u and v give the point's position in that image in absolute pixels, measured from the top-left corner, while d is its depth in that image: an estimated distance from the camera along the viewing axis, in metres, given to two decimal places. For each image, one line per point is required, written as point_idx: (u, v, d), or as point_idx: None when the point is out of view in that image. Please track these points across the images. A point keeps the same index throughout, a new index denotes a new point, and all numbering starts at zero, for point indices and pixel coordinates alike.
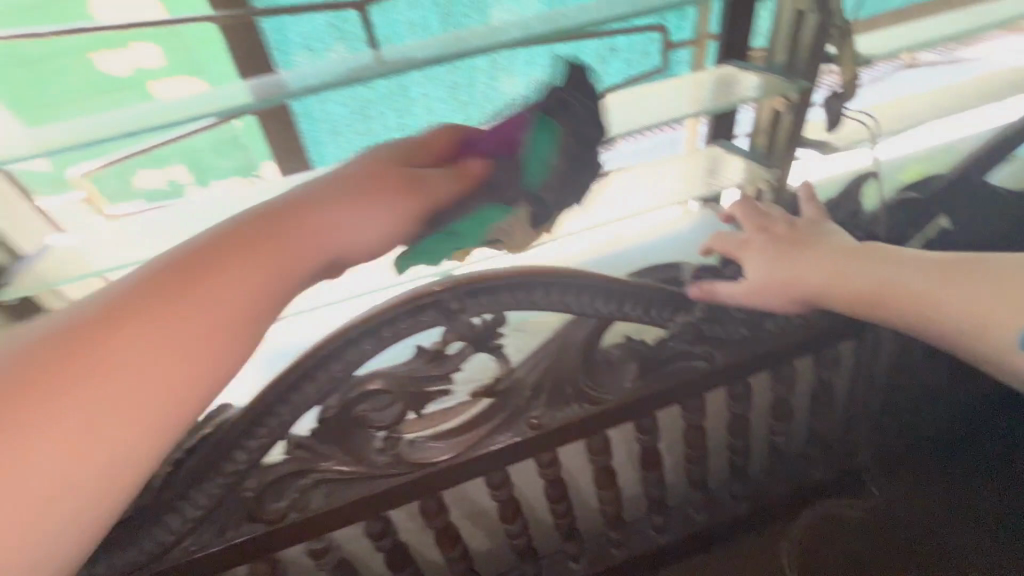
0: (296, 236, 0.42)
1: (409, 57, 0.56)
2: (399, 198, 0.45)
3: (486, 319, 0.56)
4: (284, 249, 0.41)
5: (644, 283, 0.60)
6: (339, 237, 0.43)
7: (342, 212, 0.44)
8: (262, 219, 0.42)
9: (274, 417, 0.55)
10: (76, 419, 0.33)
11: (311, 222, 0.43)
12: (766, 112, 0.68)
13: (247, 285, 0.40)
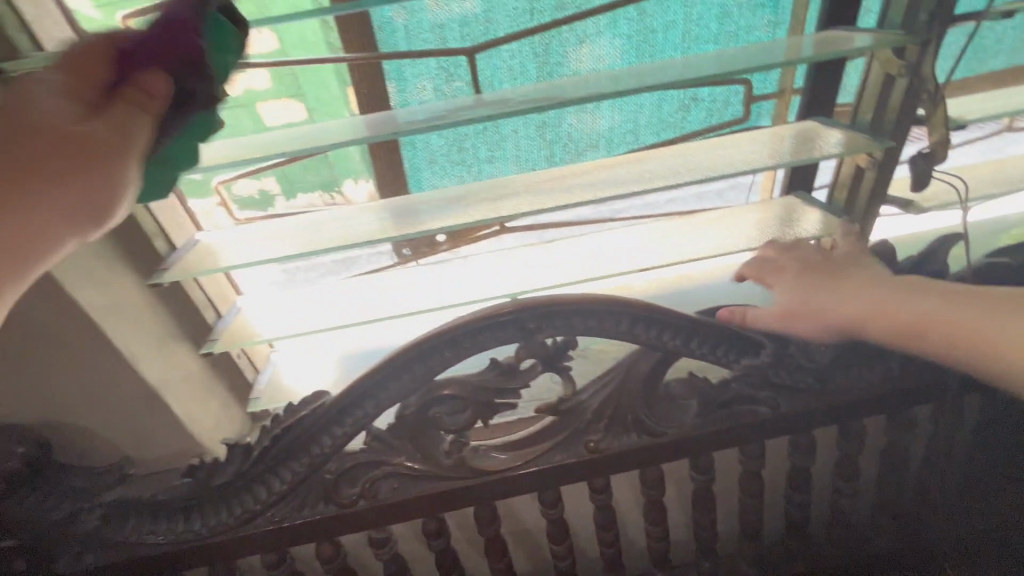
0: (38, 192, 0.35)
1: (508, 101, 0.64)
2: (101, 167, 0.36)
3: (557, 340, 0.60)
4: (104, 169, 0.36)
5: (713, 321, 0.62)
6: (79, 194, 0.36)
7: (48, 184, 0.35)
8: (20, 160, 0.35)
9: (360, 409, 0.61)
10: None
11: (99, 143, 0.36)
12: (848, 169, 0.70)
13: (51, 199, 0.36)
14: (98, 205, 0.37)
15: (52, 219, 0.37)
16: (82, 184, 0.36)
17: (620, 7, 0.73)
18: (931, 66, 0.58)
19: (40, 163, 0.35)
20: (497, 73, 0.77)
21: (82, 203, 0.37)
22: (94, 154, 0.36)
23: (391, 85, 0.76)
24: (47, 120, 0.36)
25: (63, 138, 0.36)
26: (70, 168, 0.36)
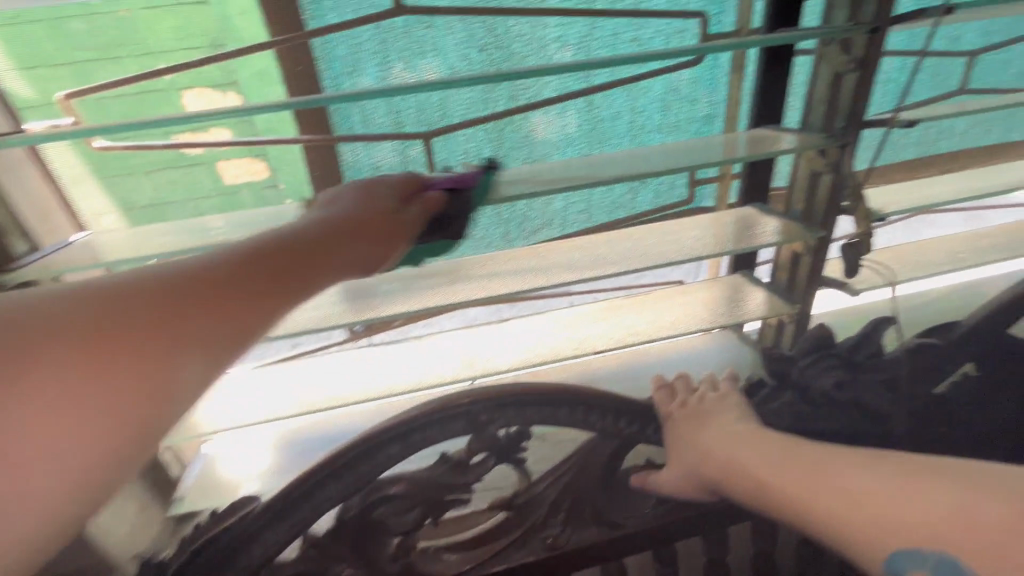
0: (314, 270, 0.46)
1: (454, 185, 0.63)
2: (374, 246, 0.52)
3: (511, 431, 0.58)
4: (398, 238, 0.54)
5: (668, 408, 0.62)
6: (317, 280, 0.46)
7: (341, 252, 0.49)
8: (304, 236, 0.47)
9: (295, 515, 0.56)
10: (59, 397, 0.32)
11: (392, 222, 0.54)
12: (785, 254, 0.74)
13: (352, 242, 0.50)
14: (375, 257, 0.52)
15: (350, 254, 0.50)
16: (371, 235, 0.52)
17: (570, 98, 0.78)
18: (851, 164, 0.63)
19: (347, 242, 0.49)
20: (454, 155, 0.79)
21: (369, 255, 0.51)
22: (386, 227, 0.53)
23: (346, 168, 0.75)
24: (376, 198, 0.55)
25: (384, 209, 0.54)
26: (372, 233, 0.52)
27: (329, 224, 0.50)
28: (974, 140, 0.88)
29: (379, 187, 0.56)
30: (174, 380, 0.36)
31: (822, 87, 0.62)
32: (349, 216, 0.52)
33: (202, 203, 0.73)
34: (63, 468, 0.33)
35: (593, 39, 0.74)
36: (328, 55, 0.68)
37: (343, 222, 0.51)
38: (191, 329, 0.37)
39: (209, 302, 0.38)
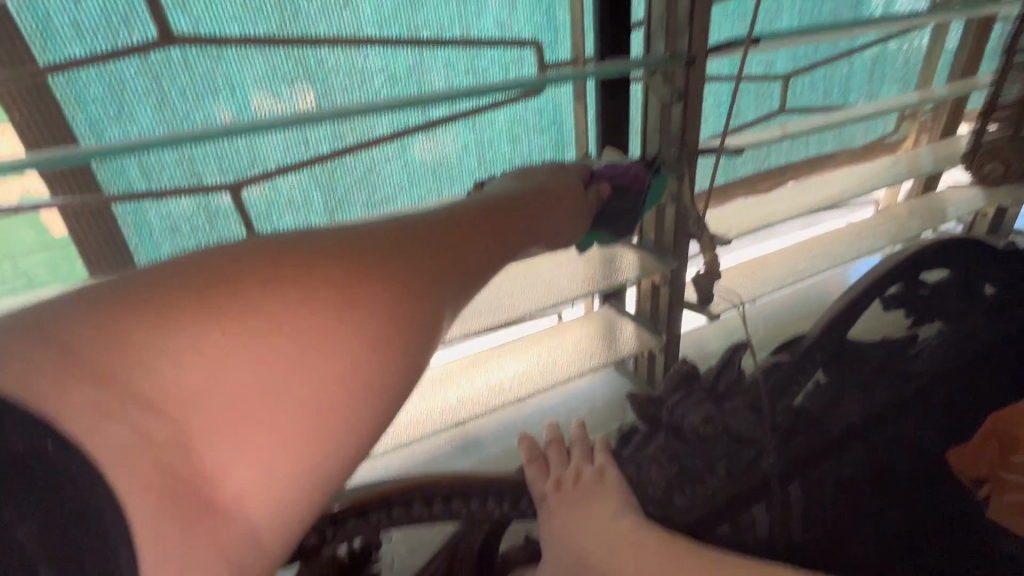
0: (526, 216, 0.56)
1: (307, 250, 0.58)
2: (563, 219, 0.61)
3: (355, 546, 0.48)
4: (577, 220, 0.63)
5: (538, 480, 0.55)
6: (522, 236, 0.57)
7: (537, 216, 0.58)
8: (514, 200, 0.57)
9: None
10: (327, 323, 0.36)
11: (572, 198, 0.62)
12: (646, 286, 0.73)
13: (545, 216, 0.59)
14: (553, 233, 0.62)
15: (541, 224, 0.59)
16: (560, 214, 0.61)
17: (407, 135, 0.70)
18: (691, 194, 0.61)
19: (543, 202, 0.59)
20: (275, 207, 0.67)
21: (550, 226, 0.60)
22: (569, 201, 0.62)
23: (131, 237, 0.62)
24: (565, 177, 0.64)
25: (570, 187, 0.62)
26: (557, 203, 0.61)
27: (525, 195, 0.58)
28: (798, 155, 0.95)
29: (557, 171, 0.64)
30: (434, 322, 0.42)
31: (654, 118, 0.61)
32: (542, 191, 0.60)
33: (25, 262, 0.57)
34: (380, 395, 0.37)
35: (423, 71, 0.67)
36: (76, 98, 0.54)
37: (541, 198, 0.60)
38: (446, 284, 0.44)
39: (451, 257, 0.46)
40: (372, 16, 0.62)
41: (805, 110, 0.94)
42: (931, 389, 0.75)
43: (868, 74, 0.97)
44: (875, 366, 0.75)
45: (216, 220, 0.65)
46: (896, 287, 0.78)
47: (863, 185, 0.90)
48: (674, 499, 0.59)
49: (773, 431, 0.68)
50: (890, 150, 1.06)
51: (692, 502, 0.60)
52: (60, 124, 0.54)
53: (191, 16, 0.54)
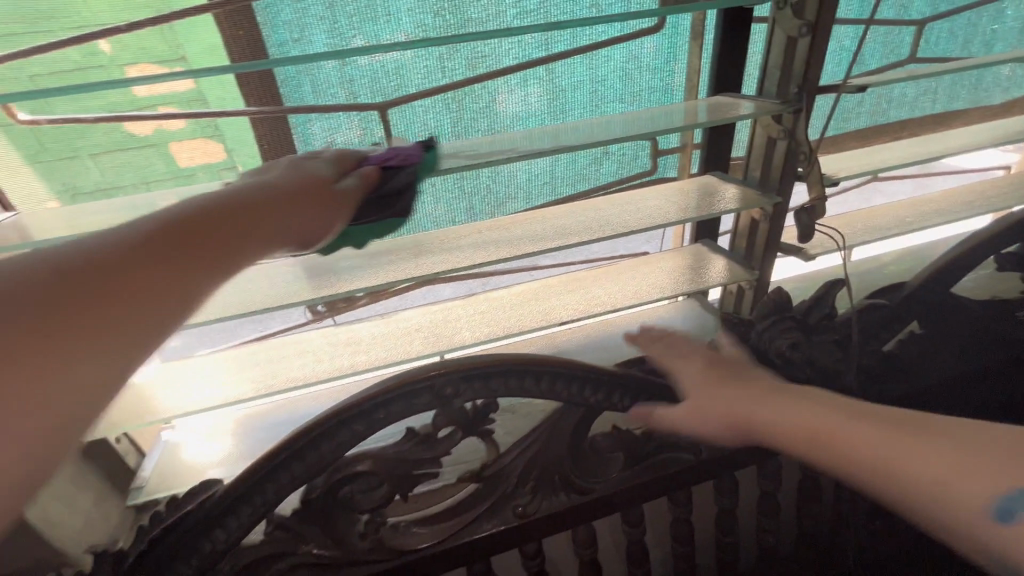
0: (274, 223, 0.46)
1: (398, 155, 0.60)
2: (334, 213, 0.51)
3: (477, 404, 0.58)
4: (341, 211, 0.51)
5: (632, 374, 0.62)
6: (278, 240, 0.47)
7: (288, 216, 0.48)
8: (248, 201, 0.46)
9: (260, 498, 0.55)
10: None
11: (341, 196, 0.51)
12: (745, 221, 0.75)
13: (291, 212, 0.48)
14: (318, 228, 0.50)
15: (287, 225, 0.48)
16: (317, 213, 0.49)
17: (530, 67, 0.75)
18: (805, 130, 0.64)
19: (307, 201, 0.49)
20: (411, 127, 0.76)
21: (310, 222, 0.49)
22: (331, 197, 0.50)
23: (299, 143, 0.74)
24: (310, 169, 0.52)
25: (320, 179, 0.51)
26: (322, 202, 0.50)
27: (252, 193, 0.47)
28: (923, 108, 0.91)
29: (303, 168, 0.52)
30: (85, 369, 0.34)
31: (776, 54, 0.63)
32: (285, 194, 0.48)
33: (157, 187, 0.71)
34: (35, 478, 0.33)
35: (550, 5, 0.72)
36: (272, 20, 0.65)
37: (286, 198, 0.48)
38: (95, 334, 0.35)
39: (104, 292, 0.35)
40: None
41: (937, 59, 0.88)
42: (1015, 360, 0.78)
43: (1018, 22, 0.89)
44: (980, 325, 0.75)
45: (364, 133, 0.75)
46: (1015, 246, 0.76)
47: (996, 139, 0.84)
48: None
49: (860, 375, 0.71)
50: None
51: None
52: (259, 44, 0.66)
53: None
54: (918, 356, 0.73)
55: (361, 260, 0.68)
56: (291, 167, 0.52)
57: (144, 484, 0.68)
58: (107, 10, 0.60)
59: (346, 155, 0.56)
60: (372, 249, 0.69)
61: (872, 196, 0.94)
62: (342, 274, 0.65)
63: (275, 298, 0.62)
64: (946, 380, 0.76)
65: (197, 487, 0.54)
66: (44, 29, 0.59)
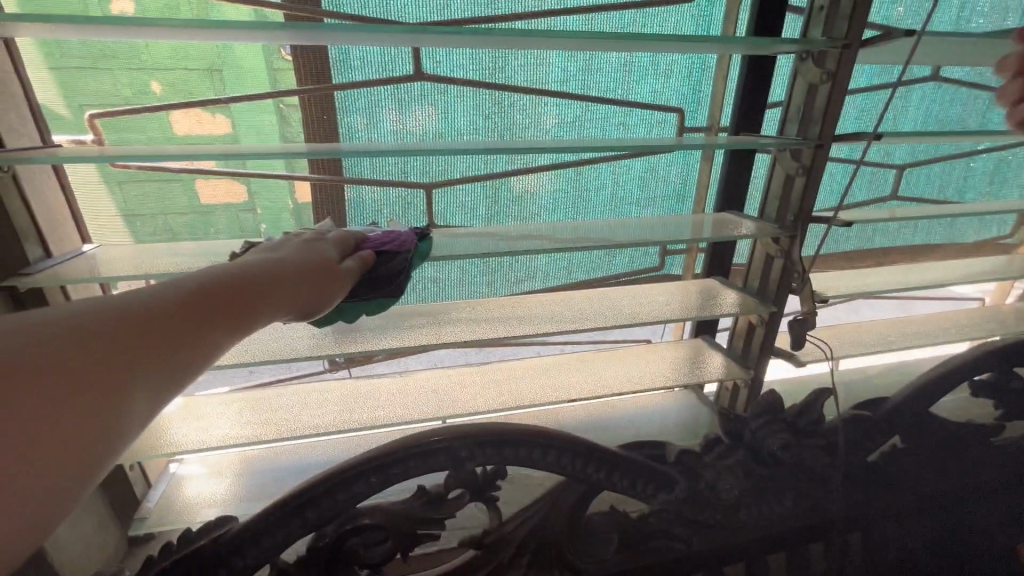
0: (289, 292, 0.48)
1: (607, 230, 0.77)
2: (328, 292, 0.54)
3: (487, 470, 0.62)
4: (333, 289, 0.54)
5: (633, 457, 0.67)
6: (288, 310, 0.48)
7: (299, 290, 0.49)
8: (269, 272, 0.47)
9: (269, 540, 0.56)
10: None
11: (338, 277, 0.55)
12: (743, 324, 0.82)
13: (299, 285, 0.50)
14: (316, 302, 0.52)
15: (293, 295, 0.49)
16: (317, 290, 0.52)
17: (562, 167, 0.85)
18: (799, 252, 0.71)
19: (313, 280, 0.52)
20: (451, 206, 0.85)
21: (311, 296, 0.51)
22: (329, 278, 0.53)
23: (348, 210, 0.81)
24: (317, 251, 0.55)
25: (325, 261, 0.54)
26: (323, 281, 0.53)
27: (273, 266, 0.49)
28: (905, 239, 1.02)
29: (310, 250, 0.55)
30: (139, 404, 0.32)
31: (777, 185, 0.73)
32: (296, 269, 0.51)
33: (171, 219, 0.76)
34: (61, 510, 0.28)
35: (585, 120, 0.83)
36: (347, 107, 0.75)
37: (298, 273, 0.50)
38: (141, 377, 0.32)
39: (147, 339, 0.33)
40: (558, 75, 0.79)
41: (917, 199, 1.00)
42: (991, 485, 0.82)
43: (988, 176, 1.02)
44: (954, 448, 0.80)
45: (407, 207, 0.84)
46: (984, 375, 0.82)
47: (970, 274, 0.94)
48: (739, 513, 0.70)
49: (845, 482, 0.75)
50: (1002, 251, 1.09)
51: (754, 521, 0.71)
52: (332, 127, 0.76)
53: (436, 60, 0.75)
54: (898, 469, 0.77)
55: (393, 319, 0.74)
56: (297, 247, 0.55)
57: (148, 516, 0.69)
58: (212, 84, 0.70)
59: (350, 239, 0.61)
60: (402, 311, 0.75)
61: (858, 313, 1.03)
62: (370, 333, 0.71)
63: (307, 348, 0.67)
64: (929, 494, 0.79)
65: (216, 521, 0.57)
66: (157, 93, 0.70)
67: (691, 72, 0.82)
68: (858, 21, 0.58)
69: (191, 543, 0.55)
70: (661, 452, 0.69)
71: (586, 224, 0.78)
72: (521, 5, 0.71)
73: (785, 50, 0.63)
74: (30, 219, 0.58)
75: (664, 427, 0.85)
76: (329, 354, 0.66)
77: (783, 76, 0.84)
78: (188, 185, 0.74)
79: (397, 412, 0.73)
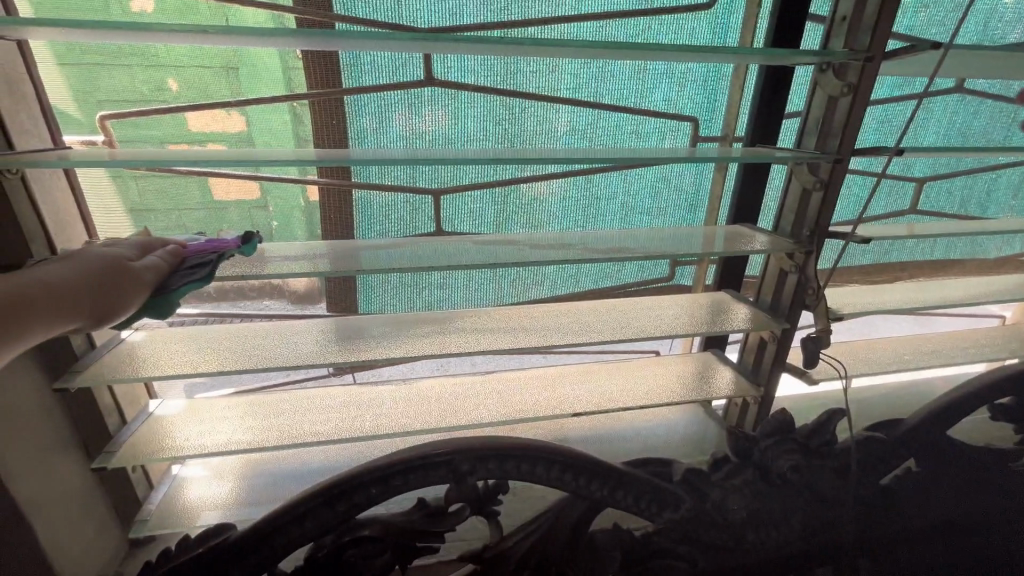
0: (97, 299, 0.47)
1: (617, 240, 0.75)
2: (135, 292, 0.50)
3: (489, 483, 0.61)
4: (131, 291, 0.49)
5: (638, 474, 0.65)
6: (97, 314, 0.47)
7: (110, 295, 0.48)
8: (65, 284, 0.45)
9: (268, 548, 0.56)
10: None
11: (139, 274, 0.51)
12: (754, 338, 0.80)
13: (104, 290, 0.47)
14: (106, 306, 0.47)
15: (67, 306, 0.45)
16: (105, 295, 0.47)
17: (572, 176, 0.84)
18: (814, 268, 0.69)
19: (119, 281, 0.49)
20: (459, 212, 0.84)
21: (99, 302, 0.47)
22: (127, 282, 0.49)
23: (357, 214, 0.81)
24: (107, 253, 0.51)
25: (117, 263, 0.50)
26: (128, 281, 0.49)
27: (52, 276, 0.45)
28: (923, 255, 0.99)
29: (97, 255, 0.50)
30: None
31: (793, 198, 0.71)
32: (75, 278, 0.46)
33: (186, 216, 0.76)
34: None
35: (597, 128, 0.82)
36: (357, 111, 0.75)
37: (79, 283, 0.46)
38: None
39: None
40: (570, 81, 0.78)
41: (937, 214, 0.98)
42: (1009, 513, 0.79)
43: (1012, 192, 0.99)
44: (972, 472, 0.78)
45: (416, 212, 0.83)
46: (1005, 399, 0.80)
47: (992, 292, 0.91)
48: (748, 535, 0.68)
49: (858, 504, 0.72)
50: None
51: (763, 544, 0.69)
52: (342, 132, 0.76)
53: (447, 66, 0.74)
54: (912, 493, 0.75)
55: (402, 326, 0.73)
56: (85, 253, 0.50)
57: (148, 518, 0.68)
58: (224, 83, 0.70)
59: (152, 240, 0.56)
60: (410, 319, 0.75)
61: (873, 329, 1.00)
62: (374, 339, 0.70)
63: (311, 354, 0.67)
64: (944, 519, 0.77)
65: (215, 529, 0.56)
66: (173, 90, 0.70)
67: (707, 81, 0.81)
68: (881, 33, 0.56)
69: (187, 552, 0.54)
70: (667, 469, 0.68)
71: (597, 235, 0.76)
72: (534, 10, 0.70)
73: (805, 61, 0.61)
74: (38, 221, 0.58)
75: (671, 442, 0.84)
76: (332, 362, 0.65)
77: (802, 86, 0.82)
78: (203, 185, 0.74)
79: (400, 420, 0.72)
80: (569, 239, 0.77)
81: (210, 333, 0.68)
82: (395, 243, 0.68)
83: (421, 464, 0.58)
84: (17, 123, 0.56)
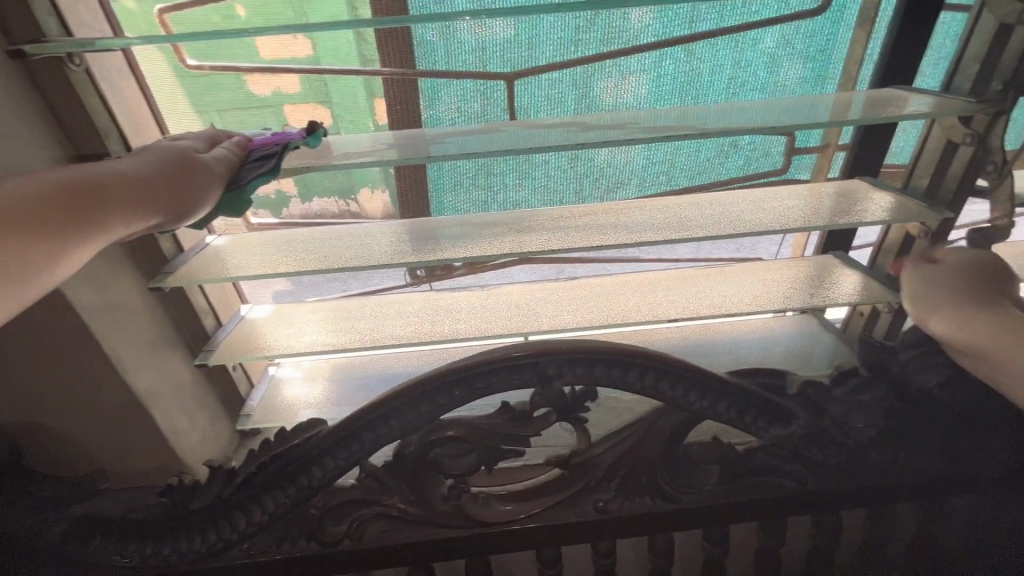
0: (167, 194, 0.44)
1: (727, 117, 0.62)
2: (207, 186, 0.47)
3: (576, 390, 0.57)
4: (204, 185, 0.46)
5: (746, 386, 0.58)
6: (172, 209, 0.45)
7: (181, 188, 0.45)
8: (136, 177, 0.43)
9: (358, 443, 0.56)
10: None
11: (209, 167, 0.47)
12: (898, 234, 0.68)
13: (175, 182, 0.44)
14: (182, 201, 0.45)
15: (143, 201, 0.43)
16: (179, 187, 0.45)
17: (670, 46, 0.67)
18: (1001, 137, 0.55)
19: (186, 172, 0.45)
20: (535, 99, 0.70)
21: (173, 197, 0.44)
22: (196, 170, 0.46)
23: (424, 102, 0.68)
24: (178, 144, 0.48)
25: (187, 154, 0.47)
26: (198, 174, 0.46)
27: (126, 167, 0.43)
28: None
29: (167, 145, 0.47)
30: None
31: (979, 43, 0.54)
32: (147, 169, 0.44)
33: None
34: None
35: None
36: None
37: (151, 171, 0.44)
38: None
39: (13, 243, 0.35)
40: None
41: None
42: None
43: None
44: None
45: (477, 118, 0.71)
46: None
47: None
48: (871, 455, 0.60)
49: None
50: None
51: (887, 465, 0.61)
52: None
53: None
54: None
55: (476, 229, 0.67)
56: (158, 146, 0.47)
57: (251, 414, 0.72)
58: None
59: (219, 134, 0.53)
60: (484, 221, 0.68)
61: None
62: (444, 242, 0.65)
63: (382, 258, 0.63)
64: None
65: (308, 422, 0.57)
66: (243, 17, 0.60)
67: None
68: None
69: (286, 442, 0.56)
70: (781, 382, 0.59)
71: (703, 112, 0.63)
72: None
73: None
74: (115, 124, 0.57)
75: (776, 355, 0.75)
76: (407, 262, 0.61)
77: None
78: (275, 110, 0.67)
79: (479, 326, 0.69)
80: (668, 116, 0.64)
81: (286, 237, 0.67)
82: (466, 133, 0.60)
83: (511, 363, 0.55)
84: (74, 13, 0.53)
